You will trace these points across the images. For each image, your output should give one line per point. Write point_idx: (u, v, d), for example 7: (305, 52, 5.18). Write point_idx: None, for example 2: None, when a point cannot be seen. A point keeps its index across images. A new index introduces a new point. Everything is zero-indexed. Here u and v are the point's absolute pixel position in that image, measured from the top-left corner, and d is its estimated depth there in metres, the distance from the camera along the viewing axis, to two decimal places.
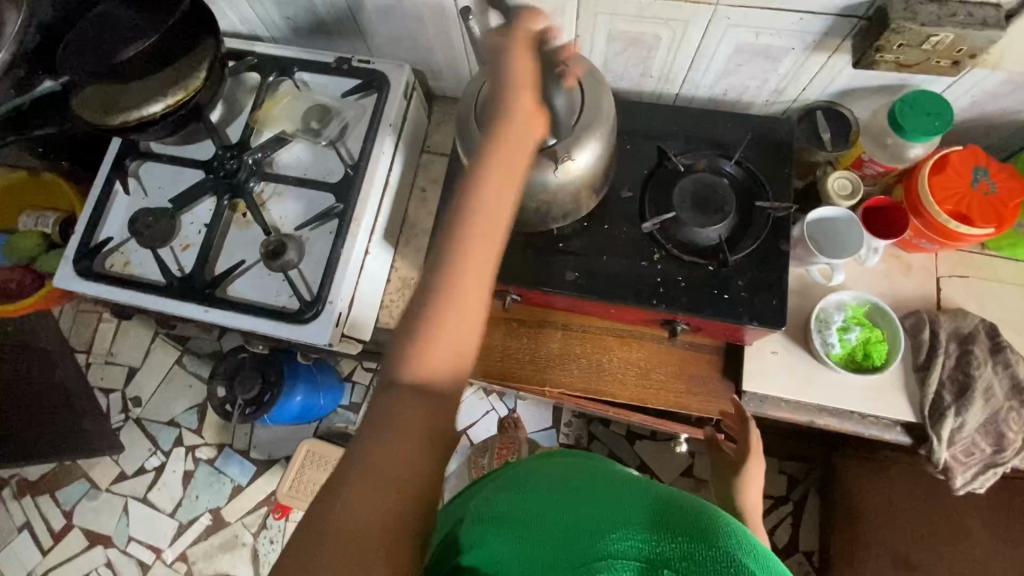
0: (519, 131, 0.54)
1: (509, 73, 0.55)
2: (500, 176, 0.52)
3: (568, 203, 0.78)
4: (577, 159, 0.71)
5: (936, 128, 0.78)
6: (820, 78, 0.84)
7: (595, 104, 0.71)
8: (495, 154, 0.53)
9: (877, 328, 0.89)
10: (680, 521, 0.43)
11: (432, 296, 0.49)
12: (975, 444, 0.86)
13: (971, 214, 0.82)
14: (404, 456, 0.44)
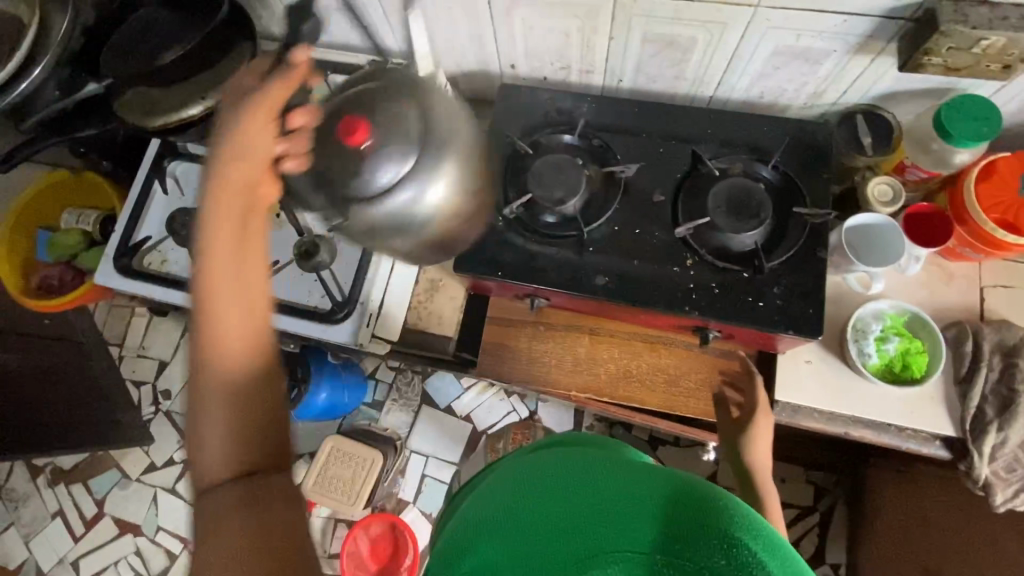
0: (242, 181, 0.56)
1: (232, 134, 0.57)
2: (222, 227, 0.54)
3: (456, 237, 0.75)
4: (434, 189, 0.69)
5: (982, 133, 0.76)
6: (861, 81, 0.82)
7: (444, 128, 0.70)
8: (220, 209, 0.55)
9: (916, 338, 0.86)
10: (680, 516, 0.38)
11: (206, 363, 0.51)
12: (1019, 461, 0.83)
13: (1018, 222, 0.80)
14: (239, 536, 0.45)
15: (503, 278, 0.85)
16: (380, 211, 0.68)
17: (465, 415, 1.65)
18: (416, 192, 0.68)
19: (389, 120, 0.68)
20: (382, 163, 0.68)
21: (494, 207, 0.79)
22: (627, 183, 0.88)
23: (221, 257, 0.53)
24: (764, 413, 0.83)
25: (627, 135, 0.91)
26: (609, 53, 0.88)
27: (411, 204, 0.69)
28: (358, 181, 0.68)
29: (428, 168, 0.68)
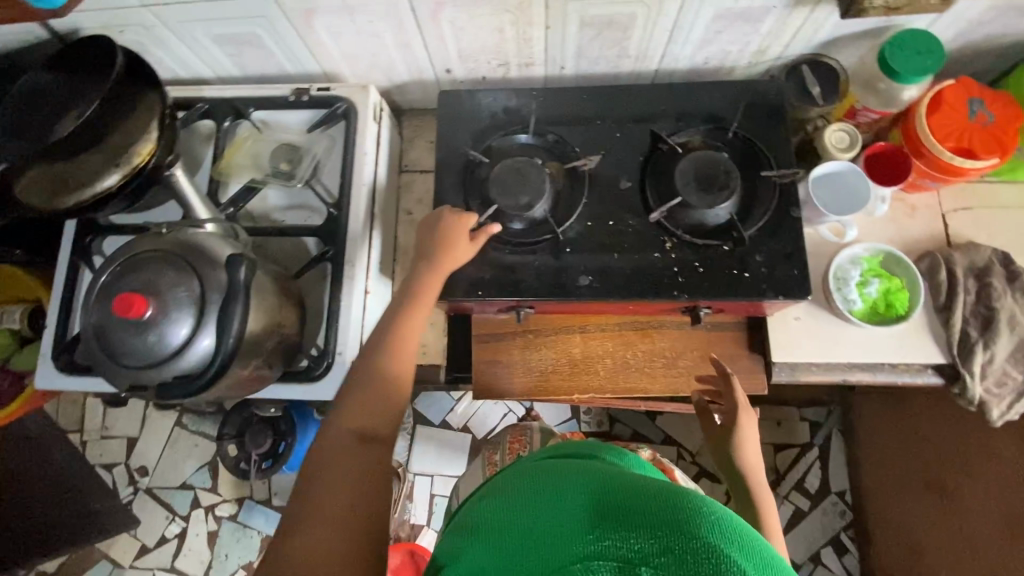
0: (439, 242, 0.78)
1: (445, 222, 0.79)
2: (368, 407, 0.65)
3: (231, 388, 0.68)
4: (208, 340, 0.60)
5: (928, 66, 0.76)
6: (802, 32, 0.81)
7: (219, 273, 0.62)
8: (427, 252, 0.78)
9: (895, 277, 0.88)
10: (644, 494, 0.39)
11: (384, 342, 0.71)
12: (1007, 374, 0.86)
13: (974, 147, 0.81)
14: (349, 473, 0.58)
15: (484, 297, 0.81)
16: (168, 372, 0.59)
17: (462, 426, 1.62)
18: (195, 346, 0.59)
19: (162, 280, 0.60)
20: (161, 326, 0.59)
21: (290, 338, 0.74)
22: (591, 174, 0.85)
23: (369, 428, 0.63)
24: (746, 412, 0.80)
25: (580, 124, 0.87)
26: (548, 44, 0.84)
27: (204, 356, 0.60)
28: (129, 352, 0.59)
29: (207, 317, 0.60)
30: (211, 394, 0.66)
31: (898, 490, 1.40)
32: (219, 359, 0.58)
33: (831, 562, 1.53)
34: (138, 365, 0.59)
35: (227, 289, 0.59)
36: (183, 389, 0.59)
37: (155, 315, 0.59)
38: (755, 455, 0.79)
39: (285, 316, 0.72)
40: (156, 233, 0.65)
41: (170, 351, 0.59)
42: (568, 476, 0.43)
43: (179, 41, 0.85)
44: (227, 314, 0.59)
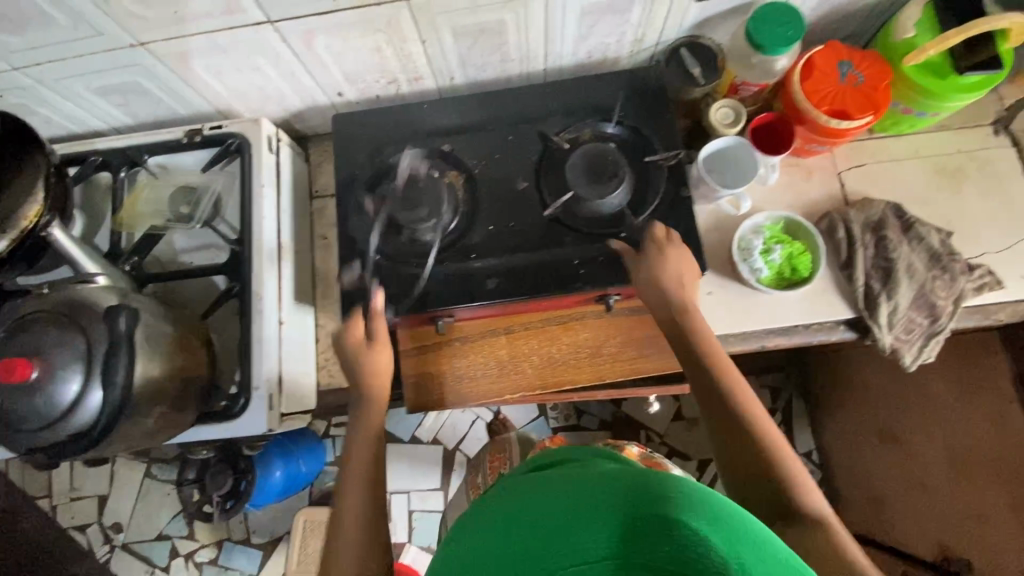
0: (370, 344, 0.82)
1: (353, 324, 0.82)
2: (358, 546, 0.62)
3: (142, 436, 0.69)
4: (97, 396, 0.60)
5: (791, 37, 0.79)
6: (671, 18, 0.84)
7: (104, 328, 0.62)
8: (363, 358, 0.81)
9: (795, 240, 0.90)
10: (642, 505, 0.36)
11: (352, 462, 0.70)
12: (913, 320, 0.89)
13: (848, 108, 0.84)
14: None
15: (396, 312, 0.83)
16: (62, 432, 0.59)
17: (432, 439, 1.63)
18: (84, 403, 0.59)
19: (44, 341, 0.60)
20: (45, 389, 0.58)
21: (199, 380, 0.74)
22: (490, 179, 0.86)
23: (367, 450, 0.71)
24: (679, 263, 0.77)
25: (475, 131, 0.89)
26: (429, 57, 0.85)
27: (97, 412, 0.60)
28: (17, 417, 0.59)
29: (94, 373, 0.60)
30: (119, 445, 0.67)
31: (851, 443, 1.42)
32: (111, 404, 0.59)
33: None
34: (30, 429, 0.59)
35: (109, 339, 0.61)
36: (78, 445, 0.60)
37: (41, 375, 0.59)
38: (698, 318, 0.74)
39: (189, 358, 0.72)
40: (41, 295, 0.66)
41: (61, 412, 0.59)
42: (568, 477, 0.41)
43: (63, 98, 0.85)
44: (112, 363, 0.60)
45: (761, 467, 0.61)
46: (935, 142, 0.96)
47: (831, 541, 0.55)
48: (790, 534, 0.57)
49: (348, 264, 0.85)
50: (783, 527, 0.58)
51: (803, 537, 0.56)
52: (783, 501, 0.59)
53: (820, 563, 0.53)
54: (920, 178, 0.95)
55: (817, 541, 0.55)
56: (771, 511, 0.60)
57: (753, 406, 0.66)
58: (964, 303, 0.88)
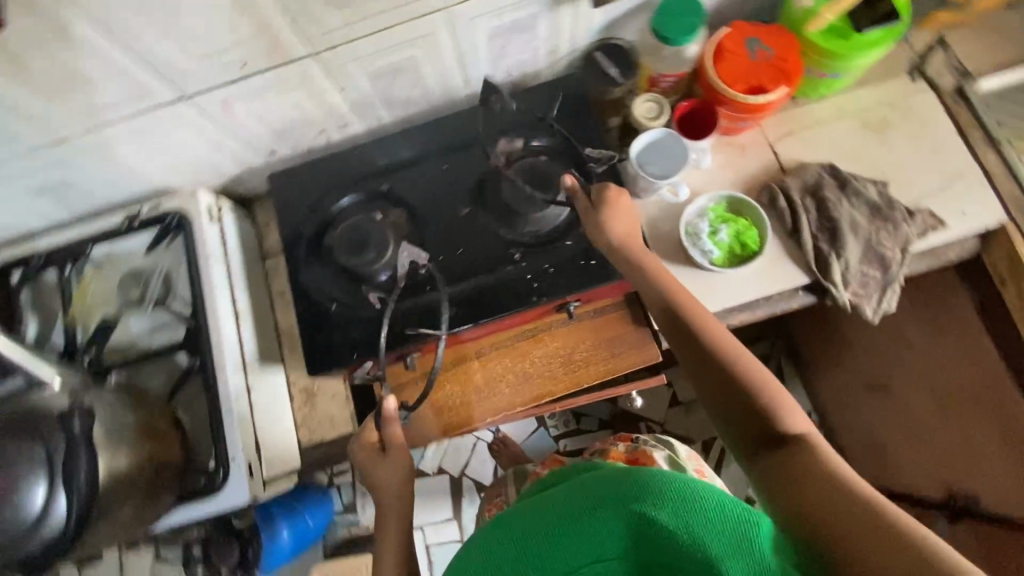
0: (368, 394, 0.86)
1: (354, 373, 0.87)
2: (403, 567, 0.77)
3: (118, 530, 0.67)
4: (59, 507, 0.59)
5: (694, 24, 0.81)
6: (578, 26, 0.86)
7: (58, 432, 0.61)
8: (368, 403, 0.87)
9: (740, 217, 0.93)
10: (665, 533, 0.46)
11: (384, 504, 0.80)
12: (867, 274, 0.91)
13: (762, 83, 0.86)
14: None
15: (361, 358, 0.83)
16: (31, 546, 0.59)
17: (437, 470, 1.62)
18: (48, 513, 0.59)
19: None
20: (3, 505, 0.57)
21: (171, 462, 0.74)
22: (433, 209, 0.87)
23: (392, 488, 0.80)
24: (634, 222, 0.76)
25: (411, 165, 0.90)
26: (351, 103, 0.86)
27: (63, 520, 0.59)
28: None
29: (55, 482, 0.59)
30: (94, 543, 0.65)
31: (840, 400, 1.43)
32: (79, 503, 0.59)
33: None
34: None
35: (65, 444, 0.61)
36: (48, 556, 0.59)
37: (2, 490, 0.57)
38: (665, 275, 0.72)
39: (156, 443, 0.72)
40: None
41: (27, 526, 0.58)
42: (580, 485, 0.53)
43: None
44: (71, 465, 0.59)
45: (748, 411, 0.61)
46: (856, 99, 0.99)
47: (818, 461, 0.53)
48: (776, 458, 0.56)
49: (307, 318, 0.85)
50: (769, 453, 0.57)
51: (788, 458, 0.55)
52: (769, 430, 0.59)
53: (810, 483, 0.51)
54: (849, 135, 0.97)
55: (806, 461, 0.54)
56: (757, 440, 0.59)
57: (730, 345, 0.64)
58: (911, 248, 0.90)
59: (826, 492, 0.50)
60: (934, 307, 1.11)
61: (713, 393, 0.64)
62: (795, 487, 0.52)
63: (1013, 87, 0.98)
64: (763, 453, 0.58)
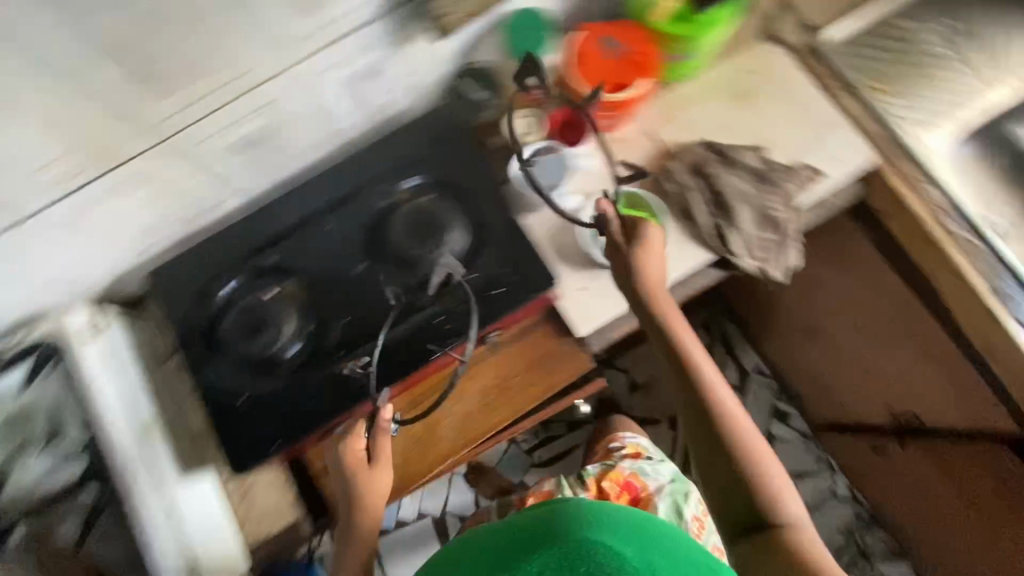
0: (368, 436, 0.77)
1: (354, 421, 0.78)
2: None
3: None
4: None
5: (545, 38, 0.86)
6: (431, 58, 0.84)
7: None
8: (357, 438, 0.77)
9: (636, 210, 0.94)
10: (606, 554, 0.54)
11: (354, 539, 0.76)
12: (765, 237, 0.94)
13: (624, 79, 0.88)
14: None
15: (286, 444, 0.79)
16: None
17: (418, 515, 1.58)
18: None
19: None
20: None
21: None
22: (327, 273, 0.84)
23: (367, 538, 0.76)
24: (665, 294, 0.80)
25: (294, 233, 0.86)
26: (214, 184, 0.82)
27: None
28: None
29: None
30: None
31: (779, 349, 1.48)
32: None
33: None
34: None
35: None
36: None
37: None
38: (695, 356, 0.79)
39: None
40: None
41: None
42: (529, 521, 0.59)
43: None
44: None
45: (745, 487, 0.73)
46: (719, 72, 1.02)
47: (793, 549, 0.68)
48: (755, 540, 0.71)
49: (218, 417, 0.80)
50: (754, 533, 0.72)
51: (767, 544, 0.70)
52: (756, 513, 0.72)
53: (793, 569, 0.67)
54: (720, 108, 1.00)
55: (783, 548, 0.69)
56: (742, 520, 0.73)
57: (738, 425, 0.76)
58: (798, 203, 0.94)
59: None
60: (831, 246, 1.13)
61: (714, 468, 0.76)
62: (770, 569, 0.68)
63: (854, 34, 1.04)
64: (748, 530, 0.72)
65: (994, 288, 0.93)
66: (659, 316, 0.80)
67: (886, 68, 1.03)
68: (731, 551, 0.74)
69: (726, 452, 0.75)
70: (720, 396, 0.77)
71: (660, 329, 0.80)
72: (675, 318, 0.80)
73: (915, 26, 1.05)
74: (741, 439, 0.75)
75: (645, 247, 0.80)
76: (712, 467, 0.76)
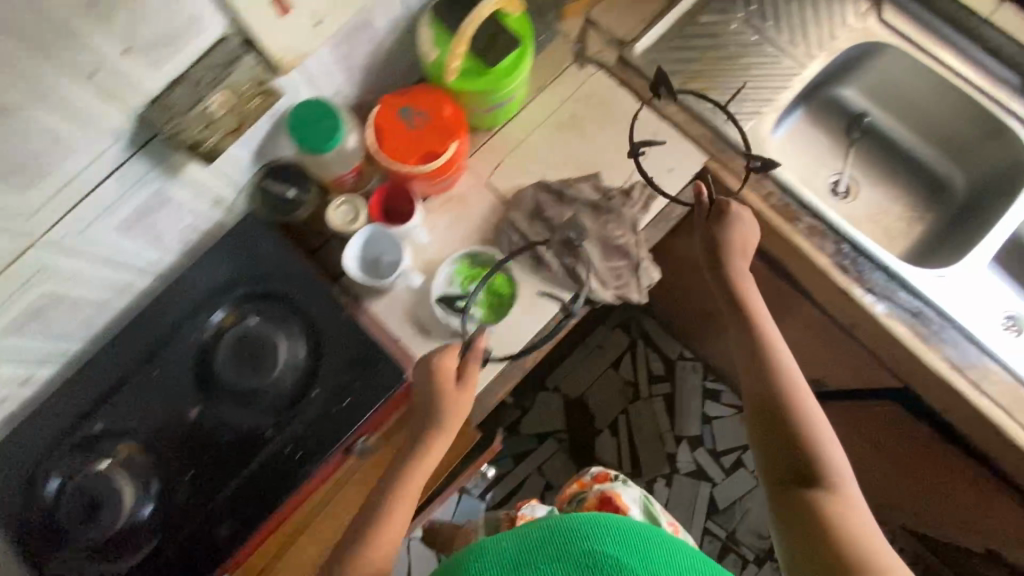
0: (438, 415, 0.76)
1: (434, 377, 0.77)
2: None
3: None
4: None
5: (333, 126, 0.79)
6: (219, 172, 0.79)
7: None
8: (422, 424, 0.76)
9: (483, 270, 0.93)
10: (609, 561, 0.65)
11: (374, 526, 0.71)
12: (616, 264, 0.93)
13: (433, 148, 0.85)
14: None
15: None
16: None
17: None
18: None
19: None
20: None
21: None
22: (161, 426, 0.77)
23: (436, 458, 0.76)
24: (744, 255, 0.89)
25: (117, 392, 0.78)
26: (9, 366, 0.74)
27: None
28: None
29: None
30: None
31: (703, 321, 1.51)
32: None
33: (718, 410, 1.72)
34: None
35: None
36: None
37: None
38: (762, 318, 0.87)
39: None
40: None
41: None
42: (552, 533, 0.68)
43: None
44: None
45: (803, 437, 0.78)
46: (540, 106, 1.01)
47: (841, 507, 0.73)
48: (809, 495, 0.75)
49: None
50: (805, 487, 0.75)
51: (823, 499, 0.74)
52: (807, 467, 0.77)
53: (836, 532, 0.71)
54: (547, 143, 0.99)
55: (834, 502, 0.73)
56: (794, 475, 0.77)
57: (798, 387, 0.81)
58: (640, 224, 0.94)
59: (850, 531, 0.71)
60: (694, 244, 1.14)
61: (772, 416, 0.80)
62: (816, 520, 0.72)
63: (663, 39, 1.04)
64: (790, 504, 0.75)
65: (839, 263, 0.92)
66: (739, 291, 0.88)
67: (705, 68, 1.02)
68: (775, 504, 0.77)
69: (786, 403, 0.80)
70: (785, 361, 0.84)
71: (732, 284, 0.89)
72: (745, 286, 0.89)
73: (725, 17, 1.05)
74: (803, 392, 0.81)
75: (727, 208, 0.90)
76: (771, 424, 0.80)
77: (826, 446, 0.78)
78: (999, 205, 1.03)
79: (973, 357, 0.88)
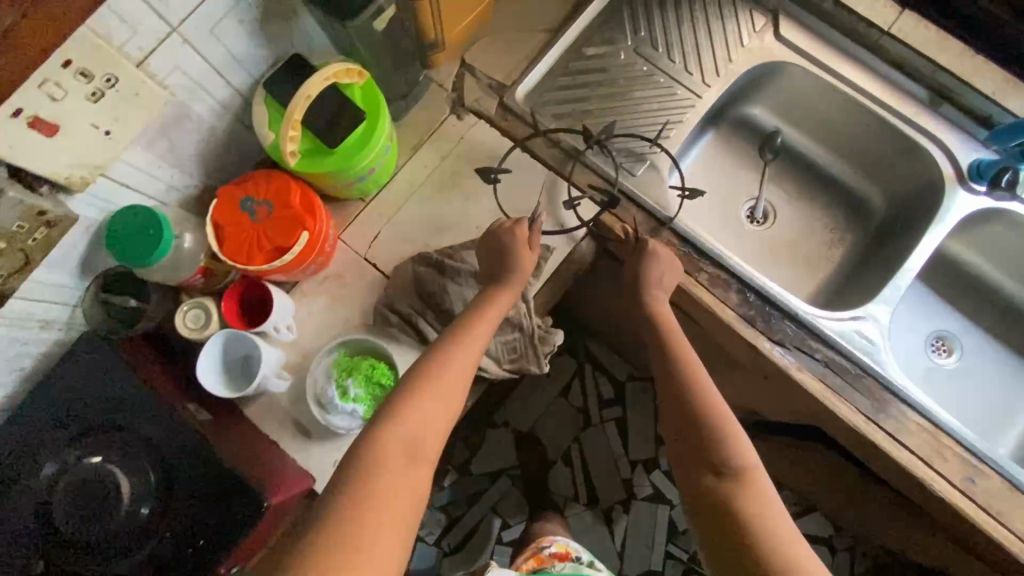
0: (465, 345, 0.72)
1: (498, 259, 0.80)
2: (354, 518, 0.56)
3: None
4: None
5: (157, 239, 0.69)
6: (35, 301, 0.69)
7: None
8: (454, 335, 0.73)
9: (362, 359, 0.83)
10: None
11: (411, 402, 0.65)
12: (510, 338, 0.86)
13: (277, 241, 0.76)
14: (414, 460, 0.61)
15: None
16: None
17: None
18: None
19: None
20: None
21: None
22: None
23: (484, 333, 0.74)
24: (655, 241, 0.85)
25: None
26: None
27: None
28: None
29: None
30: None
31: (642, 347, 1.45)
32: None
33: None
34: None
35: None
36: None
37: None
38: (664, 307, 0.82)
39: None
40: None
41: None
42: None
43: None
44: None
45: (705, 423, 0.70)
46: (418, 166, 0.92)
47: (749, 502, 0.65)
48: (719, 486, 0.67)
49: None
50: (716, 478, 0.67)
51: (733, 492, 0.66)
52: (713, 459, 0.68)
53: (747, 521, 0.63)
54: (428, 207, 0.90)
55: (742, 497, 0.65)
56: (702, 466, 0.69)
57: (699, 376, 0.74)
58: (533, 291, 0.87)
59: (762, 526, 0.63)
60: None
61: (674, 406, 0.73)
62: (722, 516, 0.65)
63: (548, 78, 0.95)
64: (704, 506, 0.67)
65: (745, 315, 0.86)
66: (645, 288, 0.83)
67: (594, 107, 0.94)
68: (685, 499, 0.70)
69: (684, 393, 0.73)
70: (685, 351, 0.77)
71: (639, 265, 0.83)
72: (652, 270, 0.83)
73: (612, 48, 0.97)
74: (702, 381, 0.73)
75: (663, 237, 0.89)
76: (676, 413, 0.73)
77: (734, 435, 0.69)
78: (916, 227, 0.97)
79: (890, 408, 0.82)
